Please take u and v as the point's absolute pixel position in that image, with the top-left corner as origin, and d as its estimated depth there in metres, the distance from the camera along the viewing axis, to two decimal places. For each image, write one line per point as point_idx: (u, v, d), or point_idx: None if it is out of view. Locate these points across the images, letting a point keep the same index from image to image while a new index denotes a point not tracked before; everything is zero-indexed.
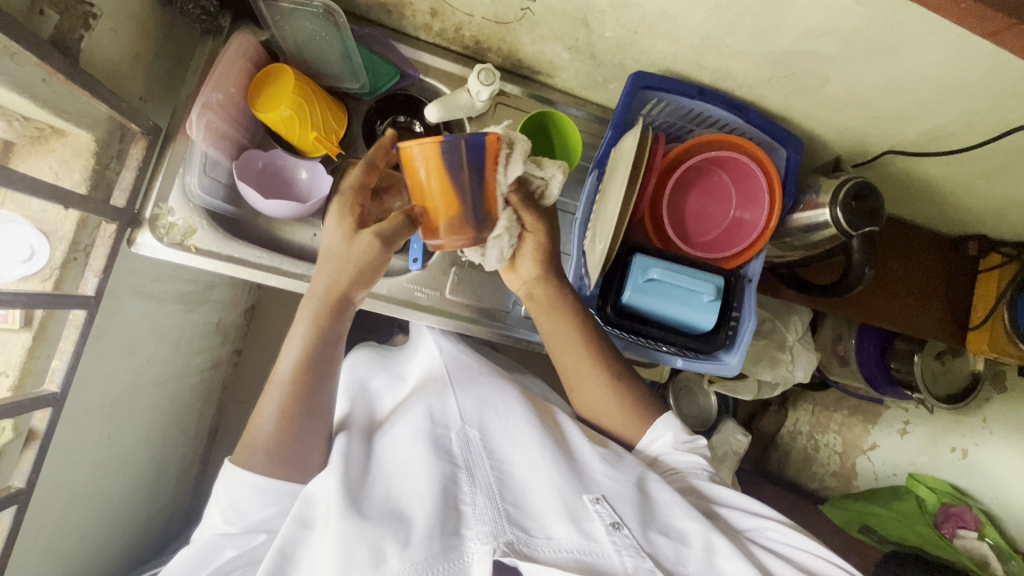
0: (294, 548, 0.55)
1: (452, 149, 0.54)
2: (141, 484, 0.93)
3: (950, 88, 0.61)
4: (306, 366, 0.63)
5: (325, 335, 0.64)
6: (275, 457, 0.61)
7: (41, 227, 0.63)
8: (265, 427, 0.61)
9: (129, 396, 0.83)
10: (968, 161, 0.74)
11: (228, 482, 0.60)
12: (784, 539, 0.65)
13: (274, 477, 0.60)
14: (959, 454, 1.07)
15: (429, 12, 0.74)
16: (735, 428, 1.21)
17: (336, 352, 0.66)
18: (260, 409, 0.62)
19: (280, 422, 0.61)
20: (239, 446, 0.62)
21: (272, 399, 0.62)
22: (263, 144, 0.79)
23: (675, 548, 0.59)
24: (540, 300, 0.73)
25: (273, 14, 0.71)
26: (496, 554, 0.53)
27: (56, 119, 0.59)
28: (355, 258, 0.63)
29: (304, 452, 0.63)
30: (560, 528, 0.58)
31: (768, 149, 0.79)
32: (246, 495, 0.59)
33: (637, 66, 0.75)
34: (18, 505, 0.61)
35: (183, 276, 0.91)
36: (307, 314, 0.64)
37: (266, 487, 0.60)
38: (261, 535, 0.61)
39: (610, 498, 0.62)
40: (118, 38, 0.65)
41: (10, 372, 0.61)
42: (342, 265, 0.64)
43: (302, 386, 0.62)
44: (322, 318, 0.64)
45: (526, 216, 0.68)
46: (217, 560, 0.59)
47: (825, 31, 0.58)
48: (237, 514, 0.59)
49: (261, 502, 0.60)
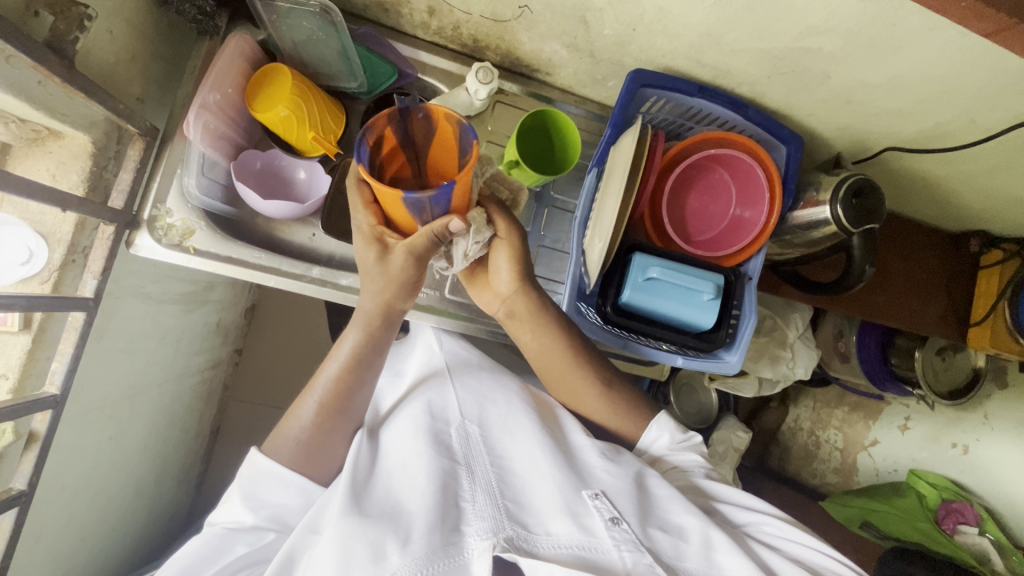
0: (300, 552, 0.55)
1: (417, 198, 0.51)
2: (143, 485, 0.93)
3: (951, 85, 0.61)
4: (352, 370, 0.63)
5: (371, 347, 0.64)
6: (304, 450, 0.62)
7: (39, 230, 0.63)
8: (301, 420, 0.63)
9: (129, 397, 0.82)
10: (970, 158, 0.74)
11: (252, 469, 0.61)
12: (781, 534, 0.65)
13: (303, 473, 0.62)
14: (960, 450, 1.07)
15: (427, 11, 0.73)
16: (736, 426, 1.19)
17: (379, 361, 0.66)
18: (300, 403, 0.64)
19: (318, 416, 0.62)
20: (271, 436, 0.64)
21: (312, 395, 0.63)
22: (260, 144, 0.79)
23: (674, 543, 0.59)
24: (522, 314, 0.71)
25: (270, 14, 0.70)
26: (496, 549, 0.53)
27: (52, 121, 0.59)
28: (392, 275, 0.60)
29: (331, 446, 0.64)
30: (559, 523, 0.58)
31: (769, 146, 0.79)
32: (272, 486, 0.60)
33: (637, 63, 0.75)
34: (19, 507, 0.61)
35: (182, 277, 0.91)
36: (357, 324, 0.63)
37: (286, 477, 0.60)
38: (271, 532, 0.60)
39: (609, 494, 0.62)
40: (114, 38, 0.64)
41: (9, 375, 0.61)
42: (383, 283, 0.61)
43: (345, 390, 0.63)
44: (370, 330, 0.64)
45: (498, 221, 0.65)
46: (228, 556, 0.58)
47: (826, 28, 0.58)
48: (259, 502, 0.60)
49: (283, 492, 0.61)
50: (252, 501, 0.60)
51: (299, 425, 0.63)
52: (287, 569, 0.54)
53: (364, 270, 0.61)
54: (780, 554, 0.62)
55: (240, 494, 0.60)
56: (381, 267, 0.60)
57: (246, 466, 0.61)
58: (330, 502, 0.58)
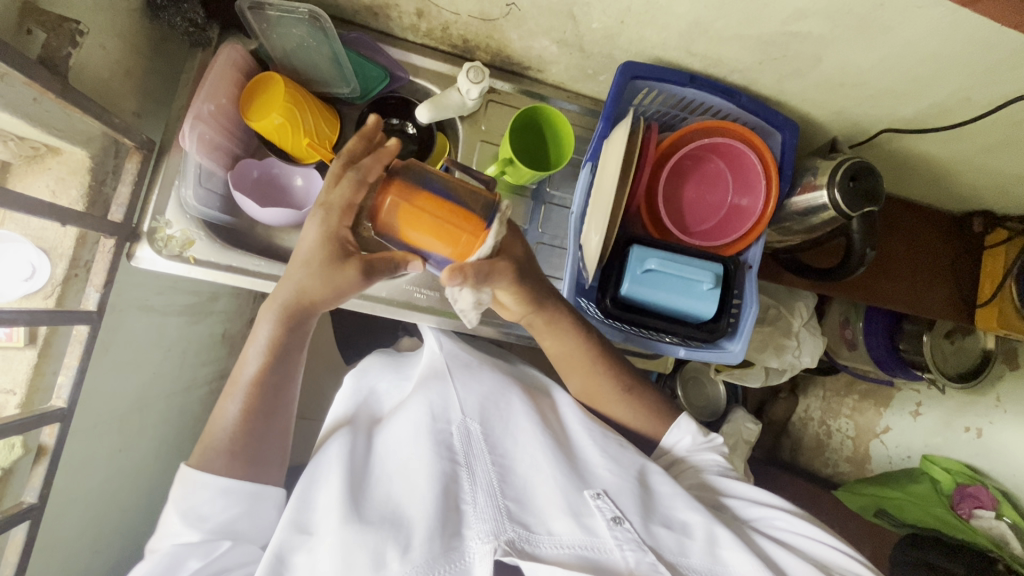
0: (290, 553, 0.55)
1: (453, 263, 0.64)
2: (155, 498, 0.94)
3: (944, 62, 0.61)
4: (269, 357, 0.64)
5: (287, 332, 0.65)
6: (238, 457, 0.62)
7: (42, 245, 0.64)
8: (225, 426, 0.62)
9: (136, 410, 0.83)
10: (967, 136, 0.73)
11: (186, 486, 0.59)
12: (790, 528, 0.66)
13: (238, 478, 0.61)
14: (973, 433, 1.05)
15: (416, 13, 0.73)
16: (747, 416, 1.18)
17: (297, 357, 0.67)
18: (223, 407, 0.63)
19: (240, 419, 0.62)
20: (198, 450, 0.62)
21: (233, 399, 0.63)
22: (257, 153, 0.80)
23: (678, 540, 0.60)
24: (541, 327, 0.72)
25: (261, 23, 0.71)
26: (498, 553, 0.54)
27: (48, 137, 0.60)
28: (328, 280, 0.62)
29: (262, 446, 0.64)
30: (561, 524, 0.60)
31: (763, 133, 0.78)
32: (206, 498, 0.59)
33: (627, 56, 0.75)
34: (31, 521, 0.62)
35: (186, 288, 0.92)
36: (269, 312, 0.64)
37: (229, 486, 0.60)
38: (225, 541, 0.59)
39: (611, 493, 0.64)
40: (107, 53, 0.65)
41: (17, 390, 0.62)
42: (311, 279, 0.62)
43: (262, 390, 0.64)
44: (282, 322, 0.64)
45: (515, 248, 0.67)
46: (182, 572, 0.57)
47: (813, 12, 0.58)
48: (198, 518, 0.59)
49: (222, 504, 0.59)
50: (192, 517, 0.58)
51: (224, 427, 0.63)
52: (279, 570, 0.54)
53: (300, 261, 0.63)
54: (788, 549, 0.63)
55: (177, 512, 0.59)
56: (327, 270, 0.61)
57: (178, 484, 0.60)
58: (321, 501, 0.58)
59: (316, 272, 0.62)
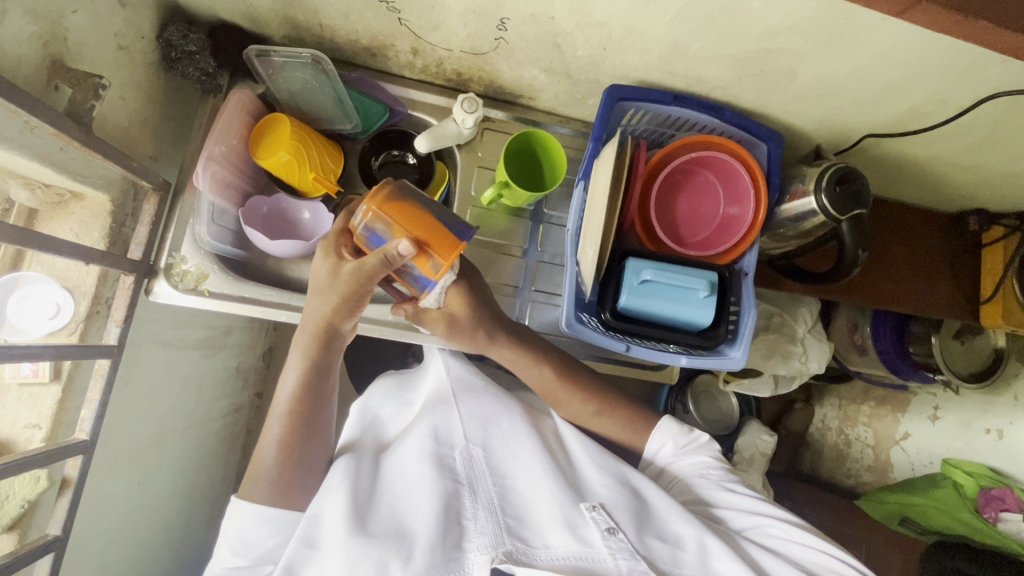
0: (299, 568, 0.56)
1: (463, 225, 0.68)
2: (172, 532, 0.95)
3: (914, 68, 0.63)
4: (302, 395, 0.67)
5: (312, 362, 0.68)
6: (278, 486, 0.64)
7: (66, 285, 0.68)
8: (266, 460, 0.65)
9: (154, 443, 0.85)
10: (948, 138, 0.75)
11: (235, 516, 0.63)
12: (783, 535, 0.66)
13: (282, 507, 0.64)
14: (995, 435, 1.03)
15: (411, 51, 0.78)
16: (761, 429, 1.18)
17: (328, 383, 0.70)
18: (264, 435, 0.67)
19: (280, 453, 0.65)
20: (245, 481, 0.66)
21: (272, 433, 0.66)
22: (267, 190, 0.84)
23: (670, 551, 0.61)
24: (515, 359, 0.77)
25: (267, 69, 0.76)
26: (495, 562, 0.56)
27: (74, 183, 0.64)
28: (336, 292, 0.66)
29: (302, 481, 0.66)
30: (557, 537, 0.61)
31: (749, 145, 0.81)
32: (252, 526, 0.62)
33: (613, 79, 0.78)
34: (55, 552, 0.63)
35: (201, 323, 0.95)
36: (297, 348, 0.69)
37: (272, 515, 0.63)
38: (268, 566, 0.62)
39: (607, 506, 0.65)
40: (126, 104, 0.70)
41: (42, 424, 0.65)
42: (323, 299, 0.67)
43: (301, 415, 0.67)
44: (312, 351, 0.68)
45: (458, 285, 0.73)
46: None
47: (783, 29, 0.61)
48: (245, 546, 0.62)
49: (267, 532, 0.62)
50: (240, 547, 0.62)
51: (268, 459, 0.65)
52: None
53: (318, 286, 0.68)
54: (780, 557, 0.63)
55: (226, 542, 0.63)
56: (332, 279, 0.66)
57: (229, 514, 0.64)
58: (327, 518, 0.59)
59: (326, 287, 0.67)
